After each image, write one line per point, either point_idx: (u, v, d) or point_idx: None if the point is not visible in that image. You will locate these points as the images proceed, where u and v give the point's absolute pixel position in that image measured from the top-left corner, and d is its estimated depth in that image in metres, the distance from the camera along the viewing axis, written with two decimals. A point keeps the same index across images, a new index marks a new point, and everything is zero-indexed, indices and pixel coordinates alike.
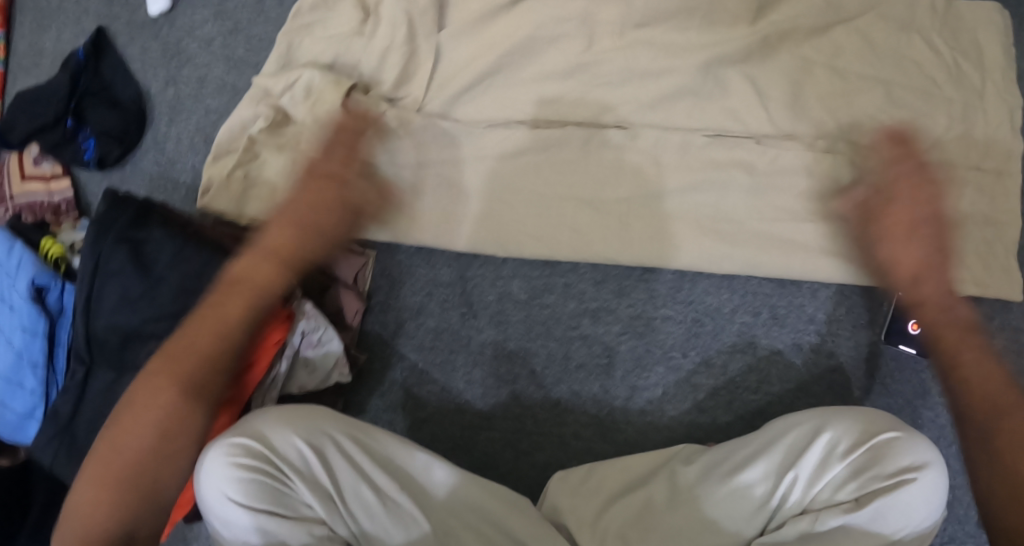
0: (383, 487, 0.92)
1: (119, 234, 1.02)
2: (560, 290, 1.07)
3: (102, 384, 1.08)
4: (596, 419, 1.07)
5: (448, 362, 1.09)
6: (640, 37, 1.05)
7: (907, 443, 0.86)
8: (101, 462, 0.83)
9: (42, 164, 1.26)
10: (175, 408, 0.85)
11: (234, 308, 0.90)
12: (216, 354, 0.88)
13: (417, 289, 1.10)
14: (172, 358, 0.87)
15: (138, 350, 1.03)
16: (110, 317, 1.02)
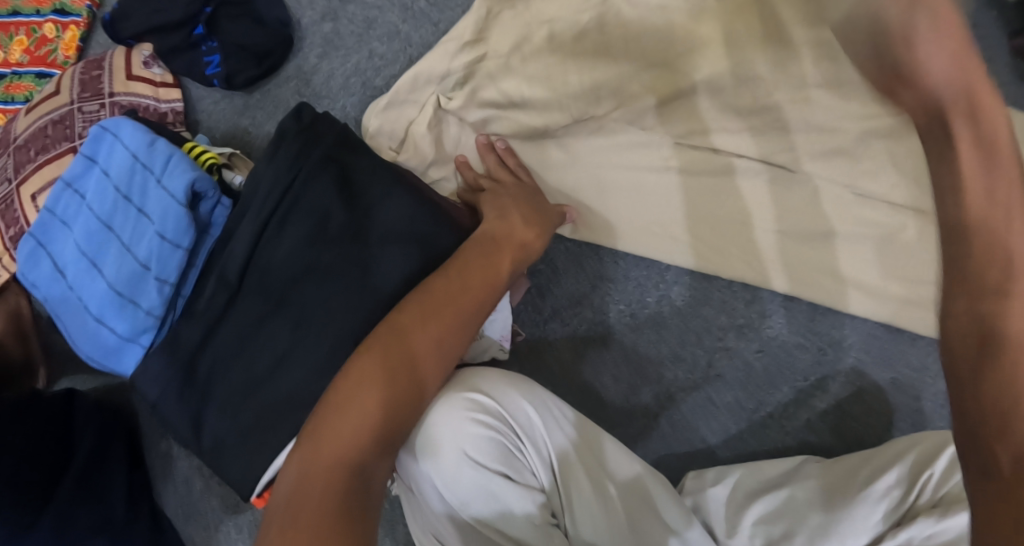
0: (596, 471, 0.90)
1: (325, 157, 0.93)
2: (714, 303, 1.14)
3: (246, 317, 0.92)
4: (724, 428, 1.14)
5: (598, 354, 1.12)
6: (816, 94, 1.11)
7: None
8: (352, 397, 0.80)
9: (152, 67, 1.12)
10: (442, 351, 0.85)
11: (484, 273, 0.90)
12: (466, 311, 0.87)
13: (579, 279, 1.13)
14: (426, 306, 0.85)
15: (314, 288, 0.91)
16: (294, 246, 0.92)
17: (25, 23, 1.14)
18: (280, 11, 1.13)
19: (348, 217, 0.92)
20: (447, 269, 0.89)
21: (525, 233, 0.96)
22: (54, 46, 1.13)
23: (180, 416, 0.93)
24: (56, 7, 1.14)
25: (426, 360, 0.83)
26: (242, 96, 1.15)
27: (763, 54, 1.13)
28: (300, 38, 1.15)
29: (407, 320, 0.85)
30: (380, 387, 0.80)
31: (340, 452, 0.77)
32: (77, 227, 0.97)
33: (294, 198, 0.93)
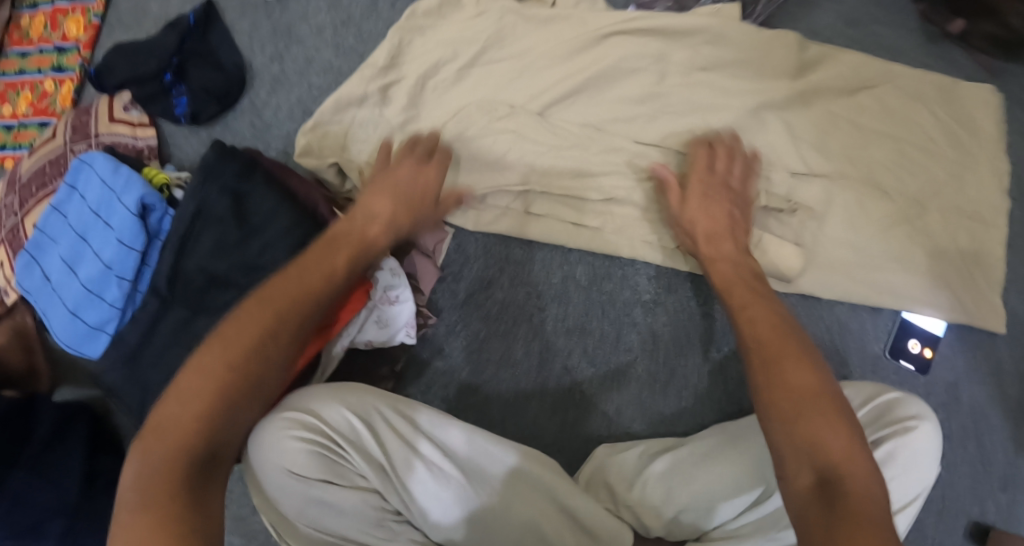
0: (432, 461, 1.03)
1: (226, 183, 1.10)
2: (618, 279, 1.20)
3: (174, 319, 1.12)
4: (638, 399, 1.18)
5: (509, 333, 1.20)
6: (702, 78, 1.25)
7: (907, 400, 1.07)
8: (183, 396, 0.90)
9: (131, 110, 1.35)
10: (266, 347, 0.94)
11: (338, 245, 1.04)
12: (310, 301, 0.98)
13: (491, 264, 1.22)
14: (266, 302, 0.97)
15: (217, 293, 1.10)
16: (205, 259, 1.10)
17: (30, 81, 1.44)
18: (236, 56, 1.36)
19: (241, 236, 1.09)
20: (307, 260, 1.01)
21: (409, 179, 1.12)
22: (53, 98, 1.43)
23: (133, 394, 1.13)
24: (55, 66, 1.44)
25: (263, 351, 0.94)
26: (208, 130, 1.37)
27: (642, 49, 1.25)
28: (253, 79, 1.37)
29: (252, 316, 0.95)
30: (224, 373, 0.91)
31: (180, 434, 0.88)
32: (61, 243, 1.17)
33: (203, 222, 1.10)
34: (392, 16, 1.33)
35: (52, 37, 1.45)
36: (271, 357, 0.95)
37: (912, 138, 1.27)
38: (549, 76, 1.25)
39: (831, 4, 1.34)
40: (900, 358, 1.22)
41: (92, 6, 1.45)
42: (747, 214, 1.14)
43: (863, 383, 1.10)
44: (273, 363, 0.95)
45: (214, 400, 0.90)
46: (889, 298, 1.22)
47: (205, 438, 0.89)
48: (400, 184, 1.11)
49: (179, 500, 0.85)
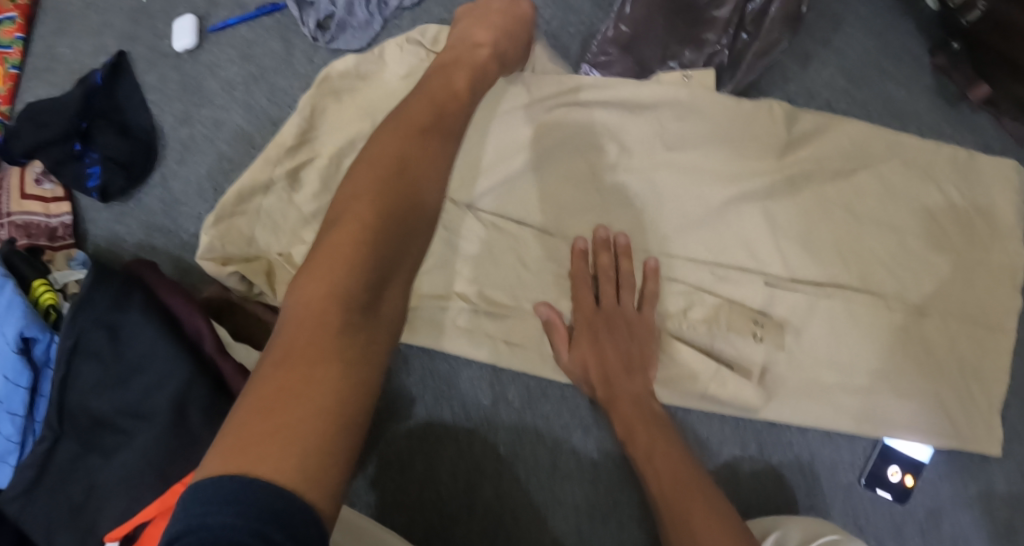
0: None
1: (99, 316, 0.99)
2: (555, 400, 1.08)
3: (64, 460, 0.98)
4: (576, 529, 1.07)
5: (434, 455, 1.08)
6: (666, 159, 1.06)
7: (850, 543, 0.95)
8: (291, 402, 0.69)
9: (43, 183, 1.17)
10: (371, 245, 0.77)
11: (426, 137, 0.86)
12: (393, 205, 0.80)
13: (415, 379, 1.09)
14: (380, 193, 0.80)
15: (106, 435, 1.00)
16: (84, 397, 0.99)
17: None
18: (144, 119, 1.19)
19: (120, 375, 1.00)
20: (362, 165, 0.83)
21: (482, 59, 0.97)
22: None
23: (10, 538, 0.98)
24: None
25: (390, 259, 0.79)
26: (119, 204, 1.19)
27: (596, 123, 1.06)
28: (162, 145, 1.20)
29: (339, 224, 0.78)
30: (339, 276, 0.75)
31: (305, 444, 0.67)
32: None
33: (82, 356, 0.99)
34: (310, 74, 1.17)
35: None
36: (405, 264, 0.80)
37: (913, 231, 1.08)
38: (482, 159, 1.06)
39: (830, 57, 1.12)
40: (878, 487, 1.09)
41: (9, 54, 1.22)
42: (649, 336, 1.02)
43: (796, 523, 1.00)
44: (372, 288, 0.76)
45: (336, 327, 0.73)
46: (876, 425, 1.07)
47: (342, 315, 0.74)
48: (487, 24, 1.00)
49: (331, 415, 0.69)
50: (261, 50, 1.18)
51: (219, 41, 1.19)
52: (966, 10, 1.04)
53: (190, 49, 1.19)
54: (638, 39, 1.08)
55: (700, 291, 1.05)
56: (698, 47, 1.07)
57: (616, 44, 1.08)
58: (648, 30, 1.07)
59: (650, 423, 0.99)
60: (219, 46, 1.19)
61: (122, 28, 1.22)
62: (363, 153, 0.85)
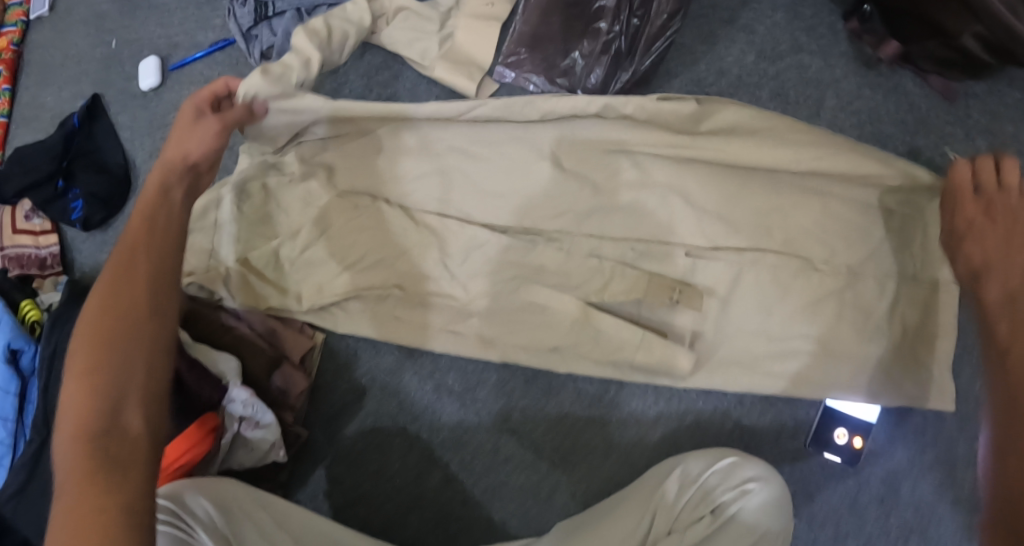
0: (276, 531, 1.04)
1: (72, 328, 1.10)
2: (491, 384, 1.12)
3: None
4: (521, 509, 1.10)
5: (385, 444, 1.14)
6: (570, 149, 1.06)
7: (749, 462, 0.94)
8: (86, 503, 0.77)
9: (33, 219, 1.34)
10: (127, 345, 0.85)
11: (155, 240, 0.92)
12: (146, 295, 0.88)
13: (364, 373, 1.15)
14: (108, 307, 0.86)
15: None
16: None
17: None
18: (119, 155, 1.33)
19: None
20: (104, 279, 0.89)
21: (152, 190, 0.94)
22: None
23: None
24: None
25: (127, 363, 0.84)
26: (101, 233, 1.34)
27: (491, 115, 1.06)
28: (137, 177, 1.33)
29: (83, 345, 0.85)
30: (104, 377, 0.83)
31: (114, 528, 0.76)
32: None
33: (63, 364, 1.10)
34: None
35: None
36: (139, 366, 0.85)
37: (839, 199, 1.03)
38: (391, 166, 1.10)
39: (738, 35, 1.12)
40: (825, 451, 1.07)
41: None
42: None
43: (698, 452, 0.98)
44: (114, 398, 0.82)
45: (92, 452, 0.79)
46: (811, 389, 1.07)
47: (95, 438, 0.80)
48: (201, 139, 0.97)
49: (111, 511, 0.76)
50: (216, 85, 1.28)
51: (180, 79, 1.31)
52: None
53: (155, 87, 1.31)
54: (543, 37, 1.12)
55: (620, 267, 1.07)
56: (594, 35, 1.09)
57: (524, 43, 1.12)
58: (546, 29, 1.11)
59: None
60: (179, 84, 1.31)
61: (96, 74, 1.37)
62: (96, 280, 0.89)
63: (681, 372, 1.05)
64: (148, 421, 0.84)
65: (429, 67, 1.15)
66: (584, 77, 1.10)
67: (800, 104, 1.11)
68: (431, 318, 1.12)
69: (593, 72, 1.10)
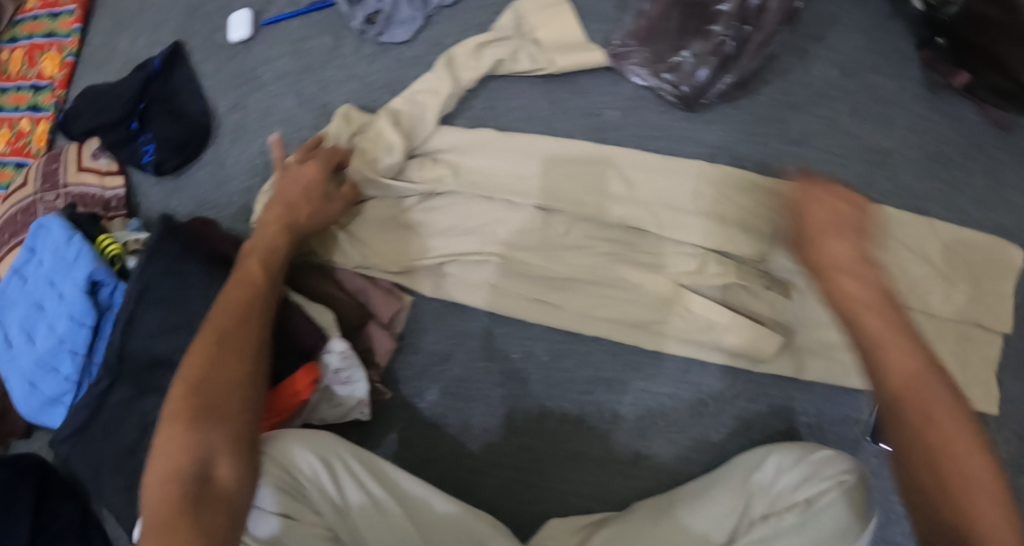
0: (382, 502, 1.02)
1: (167, 264, 1.09)
2: (580, 357, 1.15)
3: (120, 400, 1.11)
4: (597, 479, 1.14)
5: (466, 408, 1.16)
6: (672, 159, 1.16)
7: (837, 456, 1.01)
8: (180, 520, 0.89)
9: (99, 158, 1.33)
10: (229, 390, 0.99)
11: (264, 295, 1.05)
12: (249, 351, 1.01)
13: (448, 336, 1.17)
14: (214, 356, 1.00)
15: (162, 376, 1.09)
16: (149, 339, 1.09)
17: (8, 119, 1.40)
18: (198, 104, 1.32)
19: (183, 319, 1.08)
20: (210, 325, 1.02)
21: (276, 239, 1.09)
22: (28, 138, 1.38)
23: (84, 467, 1.14)
24: (31, 104, 1.39)
25: (224, 420, 0.97)
26: (172, 180, 1.33)
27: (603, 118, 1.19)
28: (216, 127, 1.32)
29: (182, 382, 0.99)
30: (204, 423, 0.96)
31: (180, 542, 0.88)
32: (19, 309, 1.20)
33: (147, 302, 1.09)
34: (356, 64, 1.27)
35: (28, 75, 1.41)
36: (233, 437, 0.97)
37: (898, 232, 1.15)
38: (500, 144, 1.18)
39: (825, 52, 1.21)
40: (880, 442, 1.14)
41: (67, 44, 1.41)
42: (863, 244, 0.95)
43: (787, 445, 1.05)
44: (211, 449, 0.94)
45: (187, 486, 0.92)
46: (873, 381, 1.13)
47: (190, 484, 0.92)
48: (310, 196, 1.12)
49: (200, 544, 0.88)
50: (311, 45, 1.30)
51: (271, 35, 1.32)
52: (945, 5, 1.12)
53: (245, 41, 1.32)
54: (658, 31, 1.17)
55: (712, 254, 1.13)
56: (706, 36, 1.14)
57: (637, 37, 1.18)
58: (665, 24, 1.17)
59: (865, 265, 0.93)
60: (271, 40, 1.32)
61: (179, 23, 1.37)
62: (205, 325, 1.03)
63: (763, 355, 1.11)
64: (236, 476, 0.95)
65: (545, 65, 1.19)
66: (691, 74, 1.16)
67: (877, 122, 1.18)
68: (524, 289, 1.15)
69: (701, 70, 1.15)
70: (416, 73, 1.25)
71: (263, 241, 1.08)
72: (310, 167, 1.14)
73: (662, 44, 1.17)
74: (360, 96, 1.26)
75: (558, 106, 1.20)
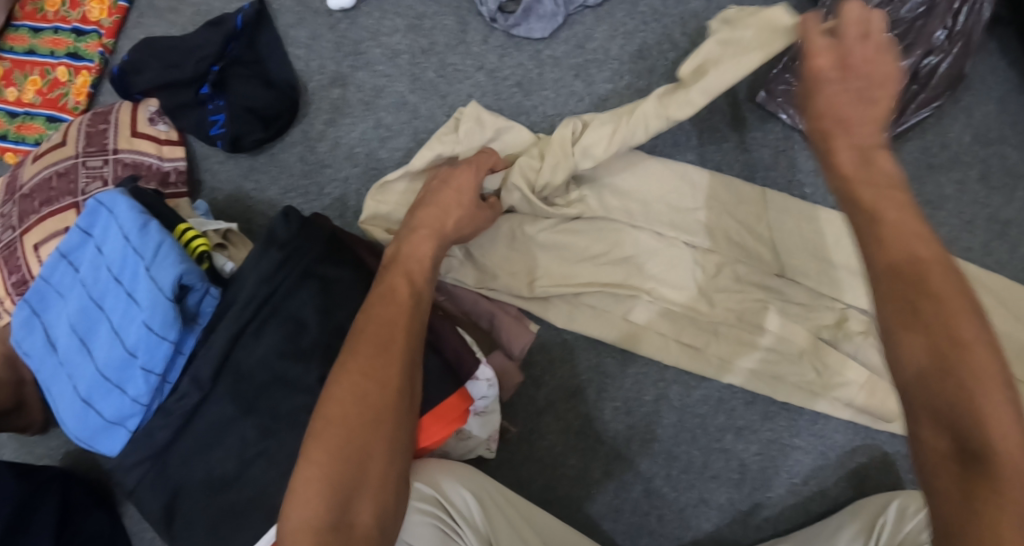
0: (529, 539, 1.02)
1: (306, 269, 0.97)
2: (714, 403, 1.11)
3: (213, 420, 0.95)
4: (716, 528, 1.11)
5: (591, 448, 1.10)
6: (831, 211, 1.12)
7: None
8: None
9: (158, 124, 1.12)
10: (375, 426, 0.88)
11: (414, 316, 0.94)
12: (399, 381, 0.90)
13: (582, 369, 1.11)
14: (362, 385, 0.89)
15: (281, 397, 0.94)
16: (264, 357, 0.95)
17: (39, 65, 1.17)
18: (288, 73, 1.13)
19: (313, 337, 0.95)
20: (356, 343, 0.91)
21: (426, 252, 0.98)
22: (66, 90, 1.15)
23: (154, 502, 0.96)
24: (70, 51, 1.17)
25: (367, 459, 0.87)
26: (247, 158, 1.14)
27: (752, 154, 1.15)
28: (307, 102, 1.14)
29: (327, 409, 0.88)
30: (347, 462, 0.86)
31: None
32: (69, 303, 0.97)
33: (271, 311, 0.96)
34: (485, 54, 1.14)
35: (68, 17, 1.18)
36: (376, 478, 0.87)
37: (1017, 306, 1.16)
38: (661, 173, 1.11)
39: (961, 114, 1.22)
40: None
41: None
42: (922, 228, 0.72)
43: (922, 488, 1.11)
44: (349, 490, 0.86)
45: (325, 534, 0.83)
46: None
47: (329, 532, 0.83)
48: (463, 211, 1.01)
49: None
50: (432, 24, 1.15)
51: (382, 6, 1.16)
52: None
53: (348, 8, 1.16)
54: None
55: (853, 310, 1.08)
56: None
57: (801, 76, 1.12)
58: None
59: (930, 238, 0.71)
60: (382, 11, 1.16)
61: None
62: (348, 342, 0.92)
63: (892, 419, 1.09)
64: (376, 519, 0.87)
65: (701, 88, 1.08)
66: None
67: (1000, 189, 1.20)
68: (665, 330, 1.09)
69: None
70: (552, 74, 1.14)
71: (412, 253, 0.98)
72: (462, 176, 1.03)
73: None
74: (488, 91, 1.14)
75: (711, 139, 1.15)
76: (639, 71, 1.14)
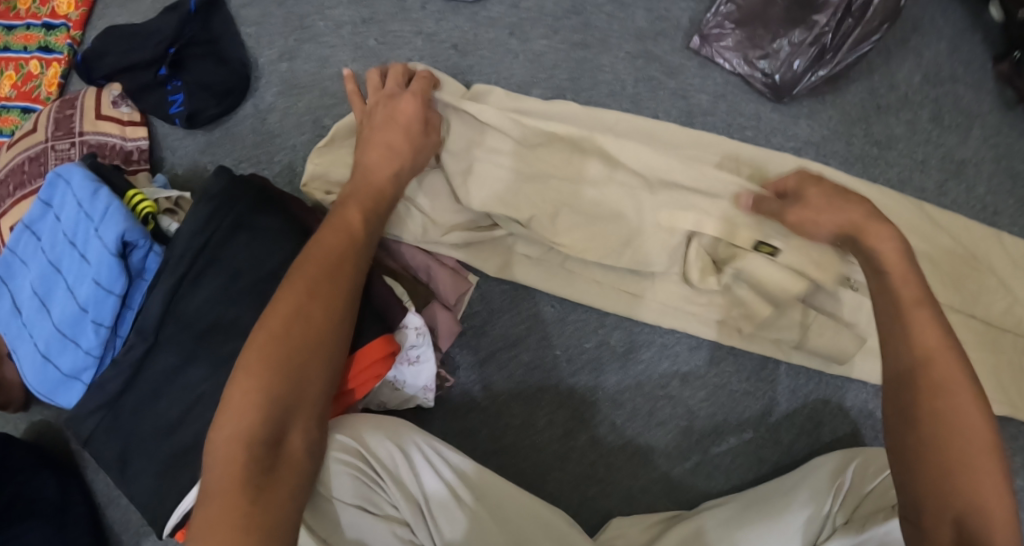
0: (461, 495, 0.97)
1: (238, 218, 1.01)
2: (656, 348, 1.13)
3: (158, 370, 1.00)
4: (665, 476, 1.10)
5: (534, 399, 1.12)
6: (762, 155, 1.12)
7: None
8: (245, 488, 0.81)
9: (120, 106, 1.19)
10: (312, 349, 0.88)
11: (360, 248, 0.94)
12: (340, 307, 0.91)
13: (517, 321, 1.14)
14: (304, 306, 0.89)
15: (217, 344, 0.98)
16: (203, 305, 0.99)
17: (15, 59, 1.32)
18: (239, 49, 1.19)
19: (245, 282, 0.99)
20: (299, 270, 0.91)
21: (380, 188, 1.00)
22: (38, 82, 1.30)
23: (108, 449, 1.00)
24: (41, 45, 1.31)
25: (303, 381, 0.87)
26: (204, 133, 1.21)
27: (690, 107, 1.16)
28: (257, 77, 1.20)
29: (267, 328, 0.88)
30: (282, 381, 0.86)
31: (242, 513, 0.80)
32: (33, 269, 1.05)
33: (208, 261, 1.00)
34: (423, 19, 1.19)
35: (39, 13, 1.32)
36: (310, 403, 0.87)
37: (969, 245, 1.12)
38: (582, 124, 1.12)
39: (910, 55, 1.19)
40: None
41: None
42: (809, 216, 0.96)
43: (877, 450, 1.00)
44: (285, 412, 0.85)
45: (256, 450, 0.83)
46: None
47: (261, 447, 0.83)
48: (410, 147, 1.02)
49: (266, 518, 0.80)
50: None
51: None
52: None
53: None
54: (753, 17, 1.15)
55: None
56: (808, 26, 1.11)
57: (733, 20, 1.16)
58: (767, 12, 1.15)
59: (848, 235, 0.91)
60: None
61: None
62: (294, 265, 0.92)
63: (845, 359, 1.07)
64: (307, 444, 0.87)
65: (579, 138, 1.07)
66: (787, 63, 1.13)
67: (953, 130, 1.17)
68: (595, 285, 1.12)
69: (797, 60, 1.12)
70: (487, 35, 1.18)
71: (366, 189, 0.99)
72: (403, 105, 1.04)
73: (749, 24, 1.15)
74: (427, 54, 1.18)
75: (648, 86, 1.17)
76: (574, 26, 1.18)
